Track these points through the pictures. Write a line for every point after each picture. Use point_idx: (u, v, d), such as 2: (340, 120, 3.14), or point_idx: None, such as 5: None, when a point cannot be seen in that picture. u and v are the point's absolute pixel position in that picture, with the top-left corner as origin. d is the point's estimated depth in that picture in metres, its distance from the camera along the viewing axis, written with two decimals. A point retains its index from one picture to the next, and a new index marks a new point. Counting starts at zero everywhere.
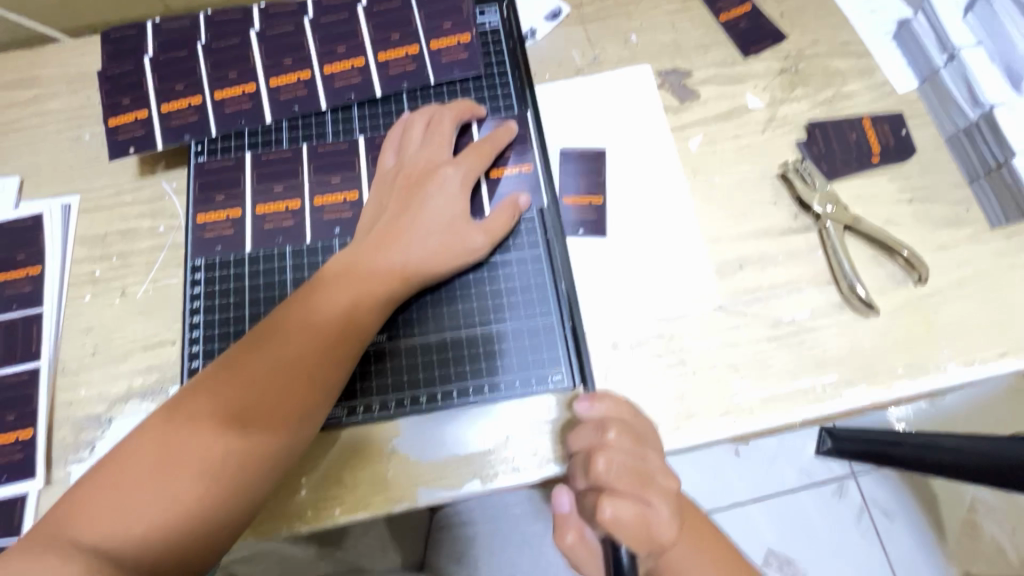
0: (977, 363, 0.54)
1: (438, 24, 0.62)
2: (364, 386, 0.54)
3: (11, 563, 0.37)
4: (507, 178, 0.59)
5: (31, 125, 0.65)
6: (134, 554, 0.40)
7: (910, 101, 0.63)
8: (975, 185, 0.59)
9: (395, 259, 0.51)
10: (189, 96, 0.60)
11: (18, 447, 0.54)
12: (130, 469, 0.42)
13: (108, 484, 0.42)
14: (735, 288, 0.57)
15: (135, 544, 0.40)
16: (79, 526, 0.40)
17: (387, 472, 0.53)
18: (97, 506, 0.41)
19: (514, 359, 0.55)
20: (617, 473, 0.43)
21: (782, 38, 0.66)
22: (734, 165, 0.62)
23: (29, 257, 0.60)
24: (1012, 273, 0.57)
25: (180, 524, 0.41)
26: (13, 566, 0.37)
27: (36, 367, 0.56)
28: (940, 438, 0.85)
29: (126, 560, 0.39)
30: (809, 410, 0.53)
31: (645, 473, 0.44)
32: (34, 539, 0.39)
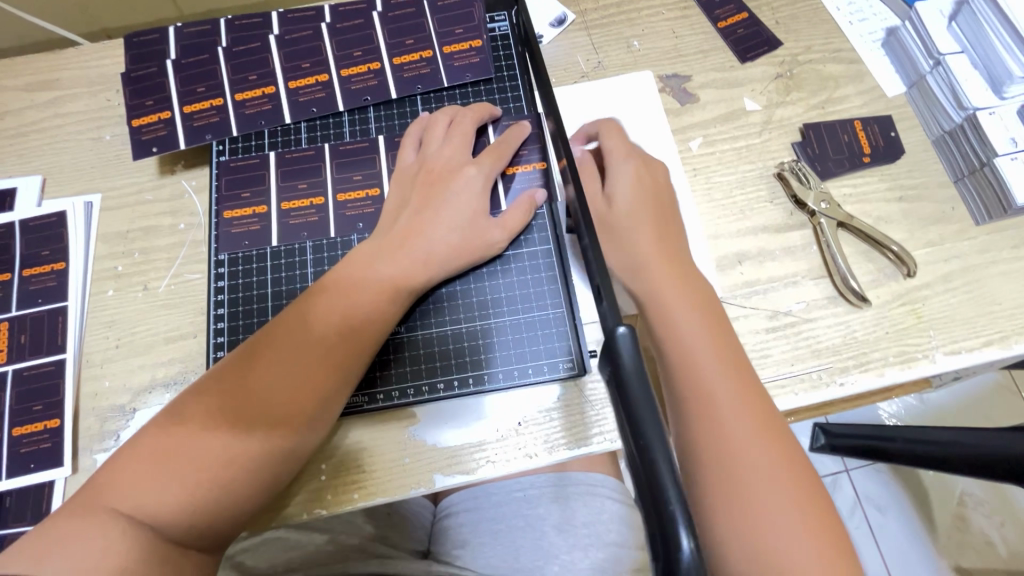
0: (964, 352, 0.57)
1: (451, 29, 0.65)
2: (383, 375, 0.56)
3: (60, 526, 0.41)
4: (520, 175, 0.61)
5: (53, 126, 0.67)
6: (167, 522, 0.42)
7: (899, 105, 0.66)
8: (960, 184, 0.62)
9: (415, 252, 0.53)
10: (210, 98, 0.62)
11: (46, 435, 0.55)
12: (161, 445, 0.44)
13: (139, 460, 0.44)
14: (735, 282, 0.60)
15: (166, 516, 0.42)
16: (115, 496, 0.42)
17: (405, 458, 0.55)
18: (133, 477, 0.43)
19: (527, 349, 0.57)
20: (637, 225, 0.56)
21: (777, 45, 0.69)
22: (733, 166, 0.65)
23: (52, 253, 0.62)
24: (995, 267, 0.60)
25: (208, 499, 0.44)
26: (62, 528, 0.41)
27: (62, 358, 0.58)
28: (931, 431, 0.88)
29: (161, 527, 0.42)
30: (807, 397, 0.56)
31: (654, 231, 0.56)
32: (76, 507, 0.42)
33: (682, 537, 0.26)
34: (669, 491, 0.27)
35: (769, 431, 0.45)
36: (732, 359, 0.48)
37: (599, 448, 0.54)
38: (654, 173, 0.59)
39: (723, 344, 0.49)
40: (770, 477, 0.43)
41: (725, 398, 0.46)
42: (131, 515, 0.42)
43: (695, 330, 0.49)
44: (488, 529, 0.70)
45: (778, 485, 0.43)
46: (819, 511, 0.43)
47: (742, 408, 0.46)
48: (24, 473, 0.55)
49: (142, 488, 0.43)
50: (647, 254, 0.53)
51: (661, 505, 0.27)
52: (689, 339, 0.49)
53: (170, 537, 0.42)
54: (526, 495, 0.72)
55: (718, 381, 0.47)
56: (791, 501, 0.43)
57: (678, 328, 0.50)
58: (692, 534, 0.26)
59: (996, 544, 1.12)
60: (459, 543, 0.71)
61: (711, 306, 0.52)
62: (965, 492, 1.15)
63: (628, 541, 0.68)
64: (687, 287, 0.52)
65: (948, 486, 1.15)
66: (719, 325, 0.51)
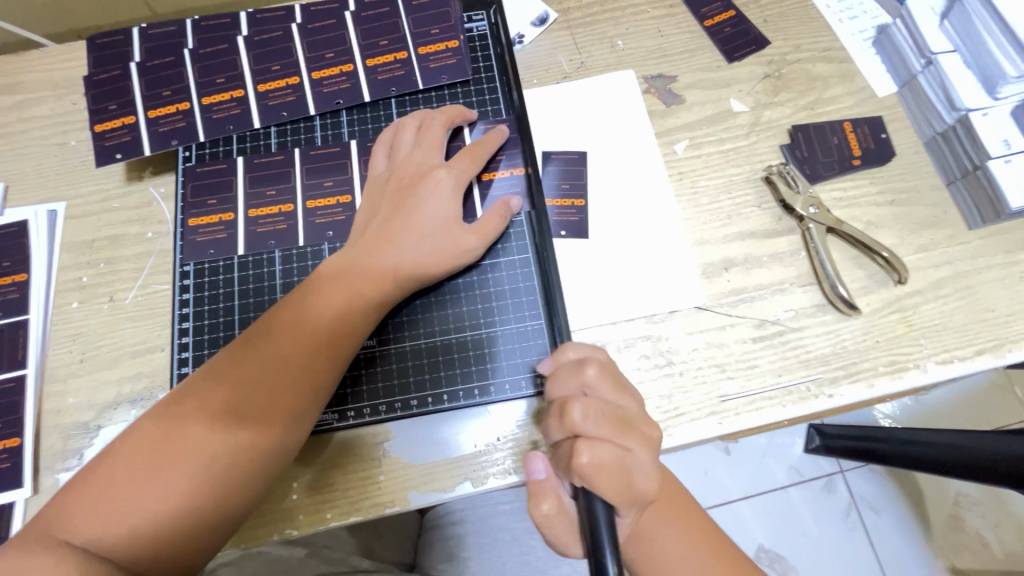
0: (955, 361, 0.55)
1: (426, 30, 0.62)
2: (354, 390, 0.54)
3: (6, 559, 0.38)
4: (498, 181, 0.59)
5: (16, 131, 0.65)
6: (125, 554, 0.40)
7: (889, 105, 0.64)
8: (952, 188, 0.61)
9: (385, 265, 0.51)
10: (176, 102, 0.60)
11: (5, 455, 0.53)
12: (119, 473, 0.42)
13: (95, 490, 0.42)
14: (721, 290, 0.58)
15: (125, 545, 0.40)
16: (69, 526, 0.40)
17: (380, 476, 0.53)
18: (87, 507, 0.41)
19: (504, 363, 0.55)
20: (595, 423, 0.42)
21: (765, 44, 0.67)
22: (720, 169, 0.63)
23: (14, 264, 0.60)
24: (989, 273, 0.58)
25: (171, 528, 0.42)
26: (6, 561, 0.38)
27: (23, 374, 0.56)
28: (925, 433, 0.87)
29: (119, 559, 0.40)
30: (795, 409, 0.54)
31: (624, 418, 0.43)
32: (28, 537, 0.40)
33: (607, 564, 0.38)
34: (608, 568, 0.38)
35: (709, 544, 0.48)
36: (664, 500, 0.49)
37: None
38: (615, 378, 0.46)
39: (674, 509, 0.49)
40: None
41: (684, 565, 0.47)
42: (88, 545, 0.40)
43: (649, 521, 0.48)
44: (475, 544, 0.69)
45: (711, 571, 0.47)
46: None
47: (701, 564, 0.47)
48: None
49: (100, 518, 0.41)
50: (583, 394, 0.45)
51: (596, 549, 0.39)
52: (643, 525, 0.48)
53: (128, 568, 0.40)
54: (511, 508, 0.71)
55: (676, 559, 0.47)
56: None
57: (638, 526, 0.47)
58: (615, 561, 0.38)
59: (991, 544, 1.11)
60: (447, 557, 0.68)
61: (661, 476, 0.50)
62: (960, 492, 1.14)
63: None
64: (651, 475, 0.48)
65: (943, 486, 1.14)
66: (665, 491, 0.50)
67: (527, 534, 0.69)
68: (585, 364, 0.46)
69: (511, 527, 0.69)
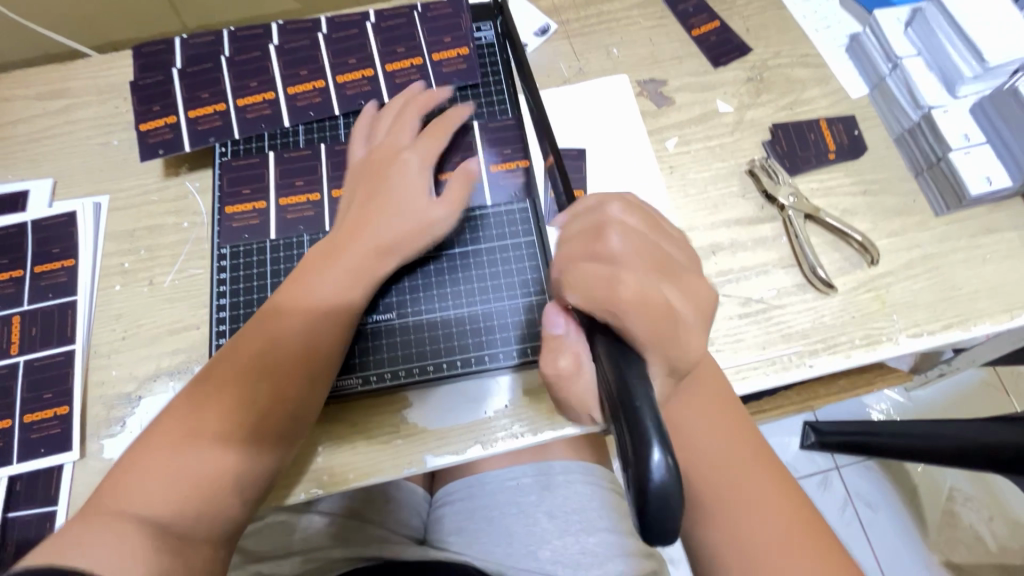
0: (925, 334, 0.61)
1: (440, 38, 0.69)
2: (374, 358, 0.59)
3: (71, 533, 0.43)
4: (468, 165, 0.64)
5: (65, 132, 0.71)
6: (175, 518, 0.45)
7: (862, 105, 0.70)
8: (920, 179, 0.66)
9: (369, 237, 0.56)
10: (213, 103, 0.66)
11: (56, 421, 0.58)
12: (156, 451, 0.47)
13: (135, 472, 0.46)
14: (708, 272, 0.64)
15: (173, 513, 0.45)
16: (117, 501, 0.45)
17: (398, 441, 0.58)
18: (129, 484, 0.46)
19: (514, 333, 0.60)
20: (629, 248, 0.45)
21: (747, 51, 0.74)
22: (708, 163, 0.69)
23: (63, 251, 0.65)
24: (954, 255, 0.63)
25: (212, 493, 0.47)
26: (71, 534, 0.43)
27: (72, 349, 0.61)
28: (914, 425, 0.94)
29: (170, 523, 0.45)
30: (778, 377, 0.59)
31: (659, 254, 0.46)
32: (83, 514, 0.45)
33: (654, 452, 0.32)
34: (647, 425, 0.33)
35: (762, 461, 0.48)
36: (710, 399, 0.50)
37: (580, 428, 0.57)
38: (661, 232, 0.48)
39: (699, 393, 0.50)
40: (755, 497, 0.46)
41: (720, 458, 0.48)
42: (140, 514, 0.44)
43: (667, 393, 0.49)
44: (483, 518, 0.72)
45: (758, 486, 0.47)
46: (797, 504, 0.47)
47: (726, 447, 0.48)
48: (33, 458, 0.57)
49: (143, 492, 0.45)
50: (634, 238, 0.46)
51: (640, 436, 0.33)
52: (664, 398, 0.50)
53: (177, 530, 0.45)
54: (518, 484, 0.73)
55: (701, 435, 0.49)
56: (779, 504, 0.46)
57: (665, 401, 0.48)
58: (664, 450, 0.32)
59: (985, 538, 1.14)
60: (454, 530, 0.72)
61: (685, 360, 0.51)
62: (954, 487, 1.18)
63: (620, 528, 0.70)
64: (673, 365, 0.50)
65: (937, 480, 1.18)
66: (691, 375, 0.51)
67: (530, 508, 0.71)
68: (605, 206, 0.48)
69: (515, 501, 0.72)
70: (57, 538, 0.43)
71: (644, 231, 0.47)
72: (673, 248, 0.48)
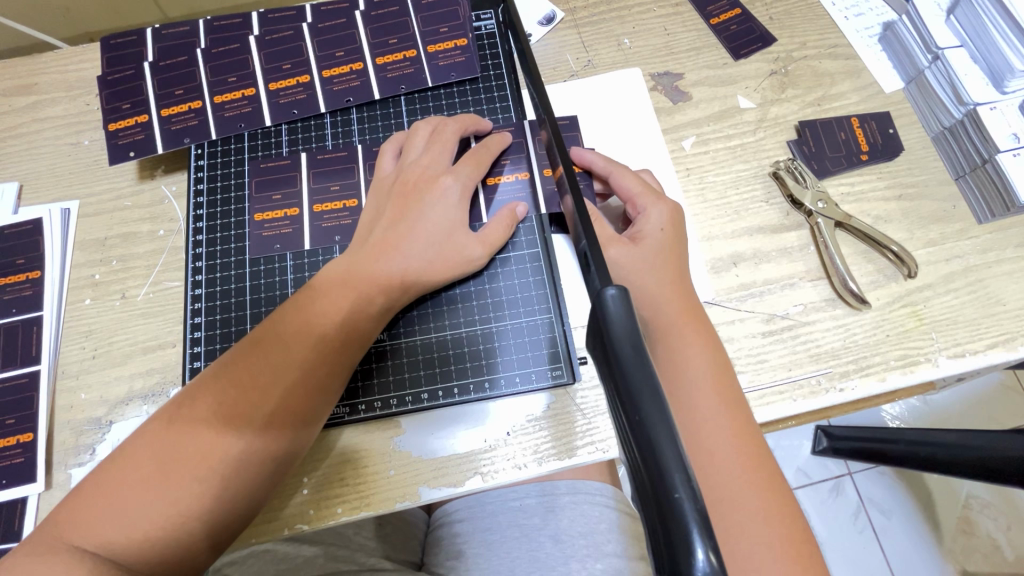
0: (967, 355, 0.55)
1: (436, 28, 0.63)
2: (365, 384, 0.55)
3: (19, 561, 0.38)
4: (503, 186, 0.59)
5: (30, 131, 0.66)
6: (138, 556, 0.39)
7: (896, 101, 0.65)
8: (961, 182, 0.61)
9: (390, 264, 0.51)
10: (189, 100, 0.61)
11: (19, 449, 0.54)
12: (132, 477, 0.41)
13: (105, 498, 0.41)
14: (729, 285, 0.58)
15: (137, 550, 0.40)
16: (82, 530, 0.40)
17: (389, 472, 0.53)
18: (97, 512, 0.40)
19: (515, 356, 0.56)
20: (656, 227, 0.52)
21: (771, 41, 0.67)
22: (728, 165, 0.63)
23: (28, 262, 0.60)
24: (999, 267, 0.58)
25: (184, 533, 0.41)
26: (21, 563, 0.38)
27: (36, 370, 0.56)
28: (936, 434, 0.83)
29: (132, 562, 0.39)
30: (806, 403, 0.54)
31: (677, 242, 0.52)
32: (39, 541, 0.39)
33: (695, 549, 0.22)
34: (686, 510, 0.23)
35: (759, 464, 0.43)
36: (724, 384, 0.46)
37: (588, 459, 0.52)
38: (684, 227, 0.54)
39: (717, 356, 0.47)
40: (747, 489, 0.42)
41: (728, 454, 0.43)
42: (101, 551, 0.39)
43: (670, 321, 0.48)
44: (483, 541, 0.66)
45: (760, 492, 0.42)
46: (795, 524, 0.42)
47: (737, 418, 0.44)
48: None
49: (110, 524, 0.40)
50: (657, 228, 0.52)
51: (669, 519, 0.23)
52: (675, 334, 0.47)
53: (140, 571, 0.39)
54: (521, 506, 0.68)
55: (713, 424, 0.44)
56: (773, 514, 0.42)
57: (664, 325, 0.47)
58: (708, 544, 0.22)
59: (1003, 546, 1.07)
60: (454, 554, 0.66)
61: (700, 315, 0.49)
62: (970, 494, 1.10)
63: (629, 553, 0.63)
64: (669, 289, 0.49)
65: (953, 488, 1.11)
66: (708, 329, 0.48)
67: (533, 530, 0.65)
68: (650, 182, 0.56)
69: (518, 522, 0.66)
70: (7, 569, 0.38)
71: (669, 220, 0.53)
72: (680, 232, 0.53)
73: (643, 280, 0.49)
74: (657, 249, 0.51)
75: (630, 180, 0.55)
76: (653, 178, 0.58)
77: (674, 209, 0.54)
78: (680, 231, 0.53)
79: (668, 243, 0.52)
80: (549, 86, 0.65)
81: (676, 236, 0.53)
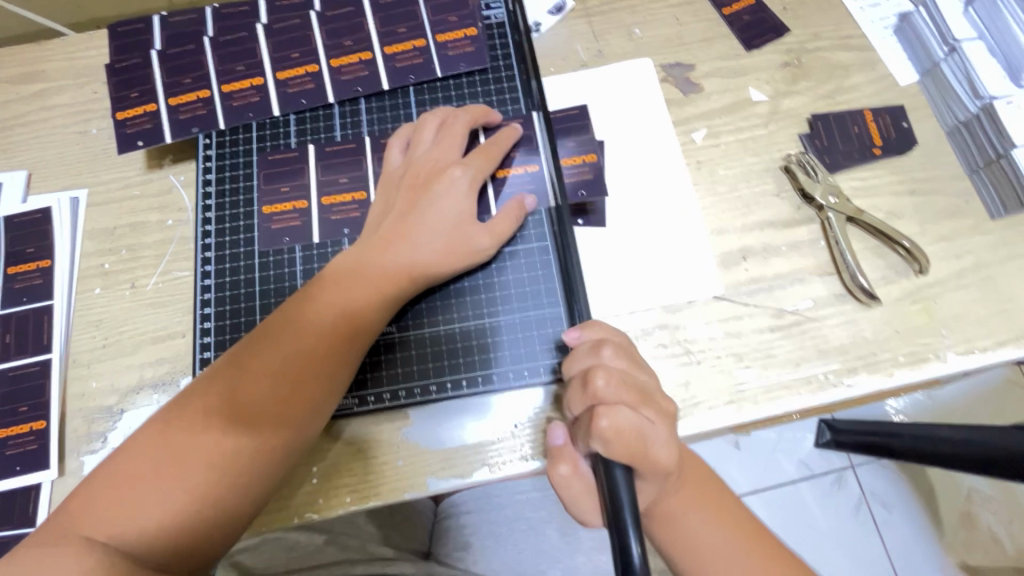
0: (976, 352, 0.55)
1: (445, 17, 0.63)
2: (373, 375, 0.55)
3: (31, 550, 0.39)
4: (512, 178, 0.59)
5: (38, 119, 0.66)
6: (150, 546, 0.40)
7: (911, 94, 0.64)
8: (975, 177, 0.60)
9: (400, 258, 0.51)
10: (196, 89, 0.61)
11: (32, 437, 0.54)
12: (142, 467, 0.42)
13: (116, 489, 0.41)
14: (738, 280, 0.58)
15: (148, 541, 0.40)
16: (92, 519, 0.40)
17: (397, 463, 0.53)
18: (107, 503, 0.41)
19: (522, 350, 0.55)
20: (617, 391, 0.42)
21: (784, 32, 0.66)
22: (738, 158, 0.62)
23: (39, 251, 0.60)
24: (1010, 264, 0.57)
25: (195, 524, 0.41)
26: (33, 552, 0.39)
27: (48, 359, 0.57)
28: (939, 429, 0.83)
29: (143, 552, 0.40)
30: (813, 398, 0.54)
31: (644, 392, 0.43)
32: (52, 528, 0.40)
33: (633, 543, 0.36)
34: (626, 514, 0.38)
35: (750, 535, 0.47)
36: (699, 484, 0.48)
37: None
38: (648, 389, 0.44)
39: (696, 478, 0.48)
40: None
41: (714, 547, 0.46)
42: (113, 542, 0.39)
43: (678, 503, 0.46)
44: (490, 532, 0.67)
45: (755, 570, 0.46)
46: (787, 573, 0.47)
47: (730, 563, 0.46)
48: (10, 476, 0.53)
49: (120, 515, 0.40)
50: (623, 388, 0.42)
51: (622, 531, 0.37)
52: (675, 509, 0.46)
53: (148, 562, 0.40)
54: (527, 498, 0.68)
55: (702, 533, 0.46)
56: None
57: (669, 509, 0.46)
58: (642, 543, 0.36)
59: (1004, 541, 1.07)
60: (460, 544, 0.67)
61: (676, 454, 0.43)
62: (973, 488, 1.11)
63: None
64: (653, 451, 0.41)
65: (956, 482, 1.11)
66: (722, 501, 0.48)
67: (541, 524, 0.66)
68: (600, 346, 0.46)
69: (525, 514, 0.67)
70: (19, 556, 0.39)
71: (630, 381, 0.43)
72: (661, 408, 0.44)
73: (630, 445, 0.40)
74: (635, 420, 0.41)
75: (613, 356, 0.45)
76: (615, 343, 0.46)
77: (647, 387, 0.44)
78: (664, 404, 0.44)
79: (640, 406, 0.42)
80: (556, 77, 0.65)
81: (645, 402, 0.43)
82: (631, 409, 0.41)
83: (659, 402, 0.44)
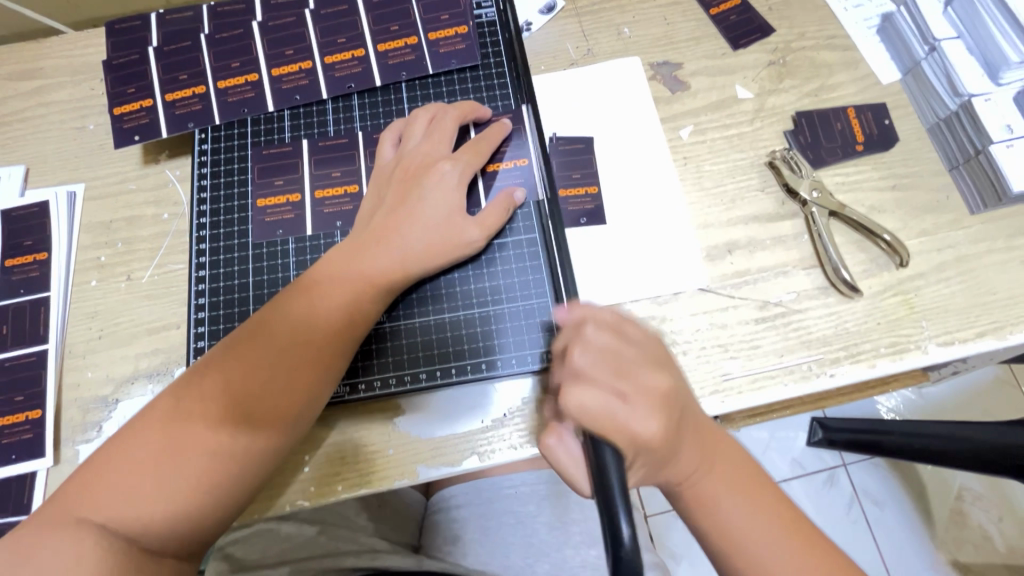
0: (956, 343, 0.56)
1: (436, 16, 0.64)
2: (364, 365, 0.55)
3: (35, 528, 0.40)
4: (502, 172, 0.60)
5: (36, 115, 0.67)
6: (148, 528, 0.41)
7: (892, 92, 0.65)
8: (955, 173, 0.61)
9: (392, 249, 0.52)
10: (192, 86, 0.62)
11: (27, 426, 0.55)
12: (139, 452, 0.43)
13: (114, 473, 0.42)
14: (723, 273, 0.59)
15: (145, 524, 0.41)
16: (90, 502, 0.41)
17: (388, 451, 0.54)
18: (104, 486, 0.42)
19: (511, 340, 0.57)
20: (592, 363, 0.43)
21: (770, 32, 0.68)
22: (725, 154, 0.64)
23: (36, 244, 0.61)
24: (989, 257, 0.59)
25: (190, 508, 0.42)
26: (37, 530, 0.40)
27: (44, 349, 0.58)
28: (930, 426, 0.85)
29: (141, 533, 0.41)
30: (797, 388, 0.55)
31: (624, 366, 0.43)
32: (53, 509, 0.41)
33: (623, 526, 0.36)
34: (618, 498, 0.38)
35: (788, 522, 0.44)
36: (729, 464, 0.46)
37: None
38: (630, 360, 0.43)
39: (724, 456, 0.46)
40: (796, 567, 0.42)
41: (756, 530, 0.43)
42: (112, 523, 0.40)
43: (711, 482, 0.44)
44: (480, 525, 0.67)
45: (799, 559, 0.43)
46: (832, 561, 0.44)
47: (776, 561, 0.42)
48: (6, 464, 0.54)
49: (118, 497, 0.41)
50: (598, 362, 0.43)
51: (612, 510, 0.37)
52: (711, 492, 0.44)
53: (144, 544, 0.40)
54: (517, 492, 0.69)
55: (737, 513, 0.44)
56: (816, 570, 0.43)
57: (697, 487, 0.45)
58: (630, 524, 0.36)
59: (994, 538, 1.08)
60: (451, 538, 0.68)
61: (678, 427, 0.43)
62: (964, 486, 1.12)
63: None
64: (629, 426, 0.41)
65: (947, 479, 1.12)
66: (772, 499, 0.45)
67: (531, 518, 0.66)
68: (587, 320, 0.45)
69: (515, 509, 0.67)
70: (24, 536, 0.40)
71: (608, 354, 0.43)
72: (647, 381, 0.43)
73: (598, 418, 0.41)
74: (604, 394, 0.42)
75: (596, 329, 0.44)
76: (603, 317, 0.46)
77: (631, 361, 0.43)
78: (653, 378, 0.43)
79: (614, 380, 0.42)
80: (546, 75, 0.66)
81: (623, 375, 0.43)
82: (604, 387, 0.42)
83: (646, 372, 0.43)
